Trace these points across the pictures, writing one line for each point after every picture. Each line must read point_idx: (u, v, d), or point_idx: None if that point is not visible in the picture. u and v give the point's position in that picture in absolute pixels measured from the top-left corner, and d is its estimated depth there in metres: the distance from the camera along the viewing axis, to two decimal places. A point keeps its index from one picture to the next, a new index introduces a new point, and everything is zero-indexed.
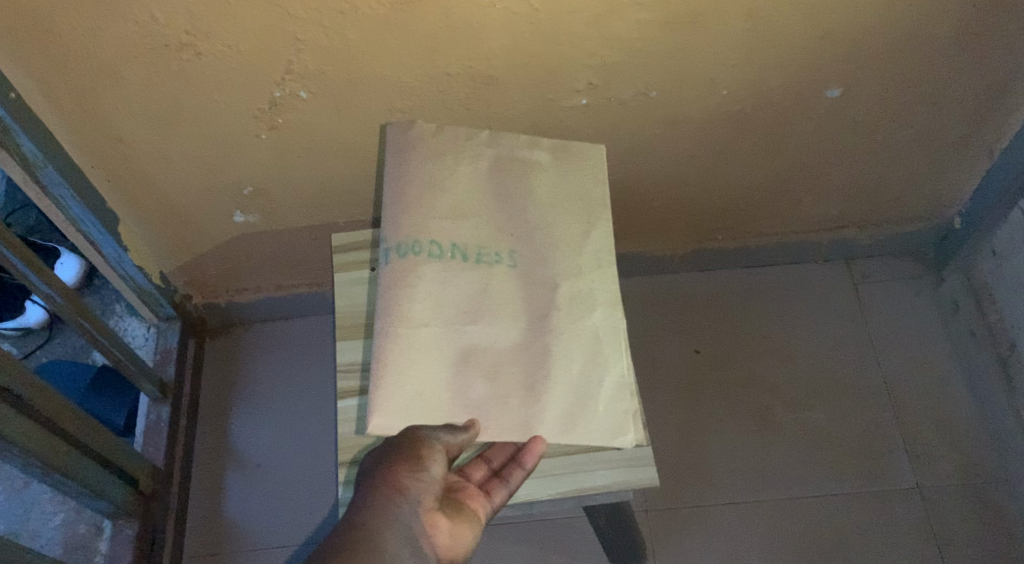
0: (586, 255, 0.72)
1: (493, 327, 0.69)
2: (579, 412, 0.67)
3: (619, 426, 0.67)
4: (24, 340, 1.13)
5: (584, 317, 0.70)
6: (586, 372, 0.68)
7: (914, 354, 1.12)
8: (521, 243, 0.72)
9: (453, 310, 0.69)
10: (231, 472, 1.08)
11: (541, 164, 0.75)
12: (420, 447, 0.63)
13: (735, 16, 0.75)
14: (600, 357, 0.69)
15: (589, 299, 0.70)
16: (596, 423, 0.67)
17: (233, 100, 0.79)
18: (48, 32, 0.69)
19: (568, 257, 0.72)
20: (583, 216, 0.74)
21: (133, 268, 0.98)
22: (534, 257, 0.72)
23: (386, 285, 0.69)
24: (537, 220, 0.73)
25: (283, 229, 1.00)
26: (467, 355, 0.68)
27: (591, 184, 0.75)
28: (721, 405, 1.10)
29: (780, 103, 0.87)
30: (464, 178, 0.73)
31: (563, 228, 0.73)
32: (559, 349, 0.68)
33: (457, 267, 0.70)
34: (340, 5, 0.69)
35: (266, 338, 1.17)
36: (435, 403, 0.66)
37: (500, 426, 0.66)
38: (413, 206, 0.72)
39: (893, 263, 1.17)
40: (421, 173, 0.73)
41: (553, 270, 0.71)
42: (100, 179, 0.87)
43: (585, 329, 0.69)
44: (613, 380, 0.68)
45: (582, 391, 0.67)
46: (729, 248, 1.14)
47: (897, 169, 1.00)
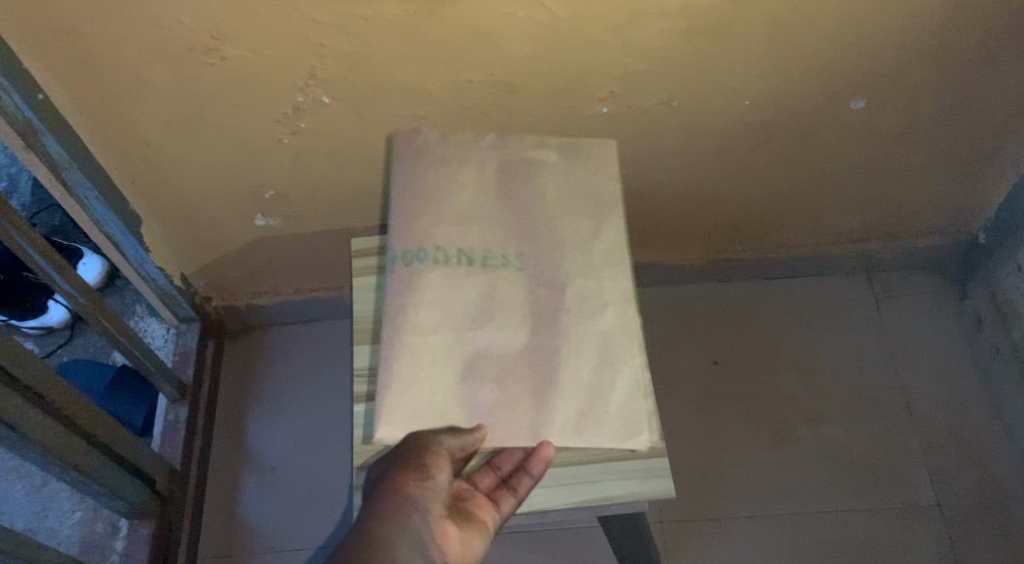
0: (596, 254, 0.72)
1: (504, 331, 0.68)
2: (591, 414, 0.66)
3: (631, 429, 0.66)
4: (47, 339, 1.15)
5: (597, 321, 0.69)
6: (596, 375, 0.67)
7: (936, 370, 1.10)
8: (529, 246, 0.72)
9: (460, 316, 0.69)
10: (246, 473, 1.08)
11: (547, 164, 0.75)
12: (425, 454, 0.63)
13: (760, 26, 0.75)
14: (611, 359, 0.68)
15: (602, 302, 0.70)
16: (607, 425, 0.66)
17: (256, 104, 0.79)
18: (76, 36, 0.70)
19: (582, 261, 0.71)
20: (595, 220, 0.73)
21: (154, 269, 0.99)
22: (548, 261, 0.71)
23: (393, 293, 0.69)
24: (551, 224, 0.73)
25: (303, 233, 1.00)
26: (473, 361, 0.67)
27: (604, 189, 0.75)
28: (738, 417, 1.09)
29: (803, 114, 0.87)
30: (470, 184, 0.74)
31: (575, 232, 0.73)
32: (570, 351, 0.68)
33: (464, 271, 0.70)
34: (363, 11, 0.70)
35: (283, 342, 1.17)
36: (443, 409, 0.65)
37: (509, 431, 0.65)
38: (423, 214, 0.72)
39: (915, 277, 1.16)
40: (430, 182, 0.74)
41: (564, 274, 0.71)
42: (124, 181, 0.88)
43: (596, 333, 0.69)
44: (625, 381, 0.67)
45: (593, 394, 0.67)
46: (749, 259, 1.13)
47: (922, 182, 0.99)
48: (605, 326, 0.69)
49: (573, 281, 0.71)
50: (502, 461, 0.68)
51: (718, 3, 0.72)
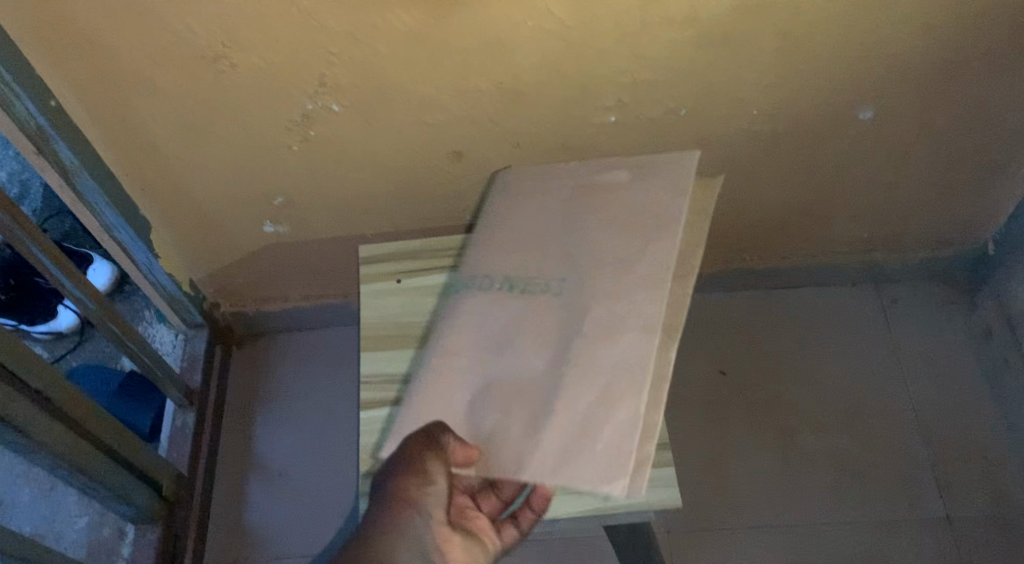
0: (634, 273, 0.66)
1: (529, 354, 0.66)
2: (577, 455, 0.58)
3: (610, 473, 0.57)
4: (56, 344, 1.15)
5: (623, 347, 0.62)
6: (596, 406, 0.60)
7: (945, 381, 1.10)
8: (569, 271, 0.70)
9: (490, 342, 0.69)
10: (252, 479, 1.09)
11: (599, 187, 0.75)
12: (426, 460, 0.62)
13: (768, 35, 0.75)
14: (620, 390, 0.60)
15: (629, 324, 0.63)
16: (590, 467, 0.58)
17: (266, 111, 0.80)
18: (89, 42, 0.71)
19: (627, 281, 0.66)
20: (640, 244, 0.68)
21: (163, 275, 0.99)
22: (589, 284, 0.68)
23: (443, 318, 0.74)
24: (602, 252, 0.70)
25: (311, 239, 1.01)
26: (492, 386, 0.66)
27: (665, 212, 0.69)
28: (746, 427, 1.09)
29: (811, 123, 0.87)
30: (534, 214, 0.77)
31: (625, 255, 0.68)
32: (586, 377, 0.61)
33: (502, 297, 0.71)
34: (373, 19, 0.70)
35: (292, 348, 1.18)
36: (464, 428, 0.65)
37: (495, 464, 0.61)
38: (482, 244, 0.77)
39: (924, 288, 1.16)
40: (497, 214, 0.79)
41: (602, 296, 0.66)
42: (134, 187, 0.89)
43: (620, 354, 0.61)
44: (620, 417, 0.58)
45: (588, 431, 0.59)
46: (757, 269, 1.13)
47: (930, 192, 0.99)
48: (629, 350, 0.61)
49: (605, 303, 0.65)
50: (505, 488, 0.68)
51: (726, 13, 0.72)
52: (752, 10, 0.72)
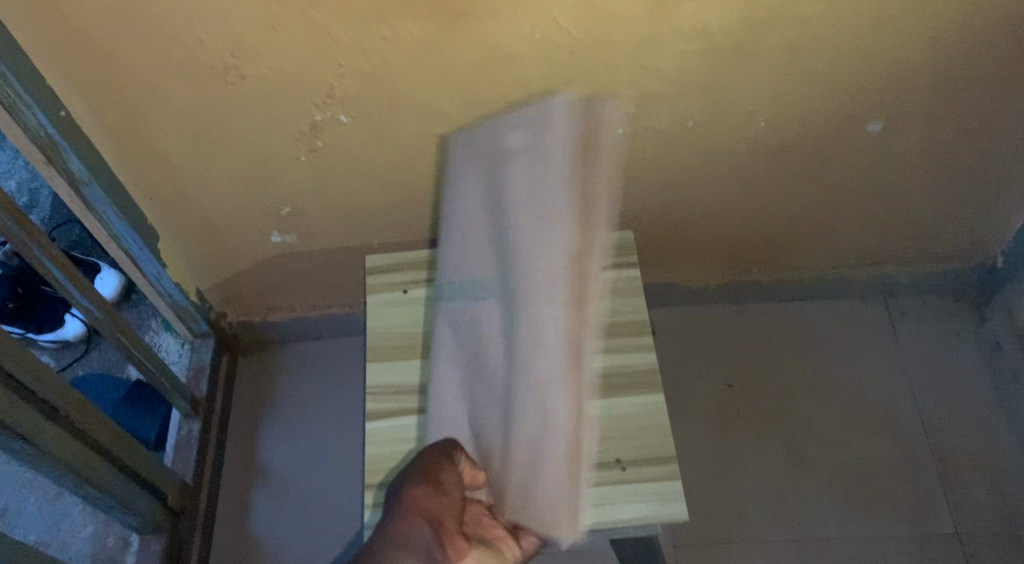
0: (558, 291, 0.68)
1: (491, 376, 0.72)
2: (534, 474, 0.66)
3: (563, 508, 0.65)
4: (63, 353, 1.16)
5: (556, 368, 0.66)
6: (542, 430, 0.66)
7: (954, 396, 1.09)
8: (510, 279, 0.73)
9: (462, 357, 0.75)
10: (257, 490, 1.08)
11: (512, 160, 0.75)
12: (436, 473, 0.65)
13: (776, 47, 0.75)
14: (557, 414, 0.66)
15: (559, 347, 0.67)
16: (542, 506, 0.65)
17: (275, 122, 0.80)
18: (100, 53, 0.71)
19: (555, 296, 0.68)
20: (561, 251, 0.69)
21: (170, 284, 1.00)
22: (527, 291, 0.70)
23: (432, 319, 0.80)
24: (535, 252, 0.71)
25: (318, 249, 1.01)
26: (468, 402, 0.74)
27: (579, 207, 0.70)
28: (753, 440, 1.08)
29: (819, 136, 0.87)
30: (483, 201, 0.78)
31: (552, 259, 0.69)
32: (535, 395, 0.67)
33: (467, 308, 0.76)
34: (382, 31, 0.71)
35: (298, 358, 1.18)
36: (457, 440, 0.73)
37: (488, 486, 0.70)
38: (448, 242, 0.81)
39: (932, 301, 1.15)
40: (457, 199, 0.81)
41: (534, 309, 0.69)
42: (143, 197, 0.89)
43: (557, 379, 0.66)
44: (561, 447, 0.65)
45: (541, 451, 0.66)
46: (764, 281, 1.13)
47: (939, 205, 0.98)
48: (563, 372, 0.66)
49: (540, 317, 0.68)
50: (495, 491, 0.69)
51: (734, 26, 0.72)
52: (760, 23, 0.72)
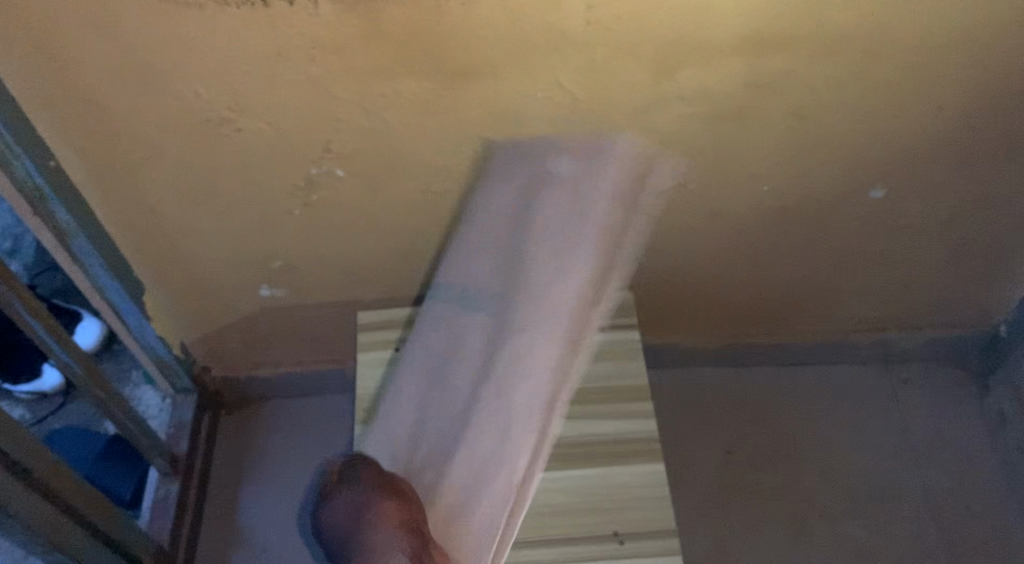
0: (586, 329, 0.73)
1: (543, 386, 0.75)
2: (449, 458, 0.73)
3: (512, 500, 0.71)
4: (38, 405, 1.11)
5: (458, 355, 0.78)
6: (508, 433, 0.73)
7: (959, 468, 1.07)
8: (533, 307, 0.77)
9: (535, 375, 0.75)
10: (235, 554, 1.04)
11: (601, 196, 0.78)
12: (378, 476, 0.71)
13: (781, 113, 0.74)
14: (485, 397, 0.75)
15: (496, 340, 0.77)
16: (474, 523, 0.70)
17: (270, 174, 0.78)
18: (93, 103, 0.69)
19: (531, 301, 0.77)
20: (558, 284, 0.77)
21: (154, 338, 0.97)
22: (470, 295, 0.81)
23: (428, 321, 0.81)
24: (542, 267, 0.78)
25: (309, 304, 0.99)
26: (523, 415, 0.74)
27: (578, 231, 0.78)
28: (753, 512, 1.05)
29: (822, 201, 0.86)
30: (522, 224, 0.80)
31: (576, 295, 0.77)
32: (434, 378, 0.78)
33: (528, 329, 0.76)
34: (383, 89, 0.69)
35: (282, 417, 1.14)
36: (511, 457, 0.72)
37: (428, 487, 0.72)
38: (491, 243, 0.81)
39: (935, 368, 1.14)
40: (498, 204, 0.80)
41: (452, 303, 0.82)
42: (130, 249, 0.86)
43: (498, 370, 0.76)
44: (529, 448, 0.73)
45: (460, 430, 0.74)
46: (763, 345, 1.10)
47: (941, 271, 0.98)
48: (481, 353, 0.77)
49: (447, 308, 0.82)
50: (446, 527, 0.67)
51: (737, 91, 0.72)
52: (765, 88, 0.72)
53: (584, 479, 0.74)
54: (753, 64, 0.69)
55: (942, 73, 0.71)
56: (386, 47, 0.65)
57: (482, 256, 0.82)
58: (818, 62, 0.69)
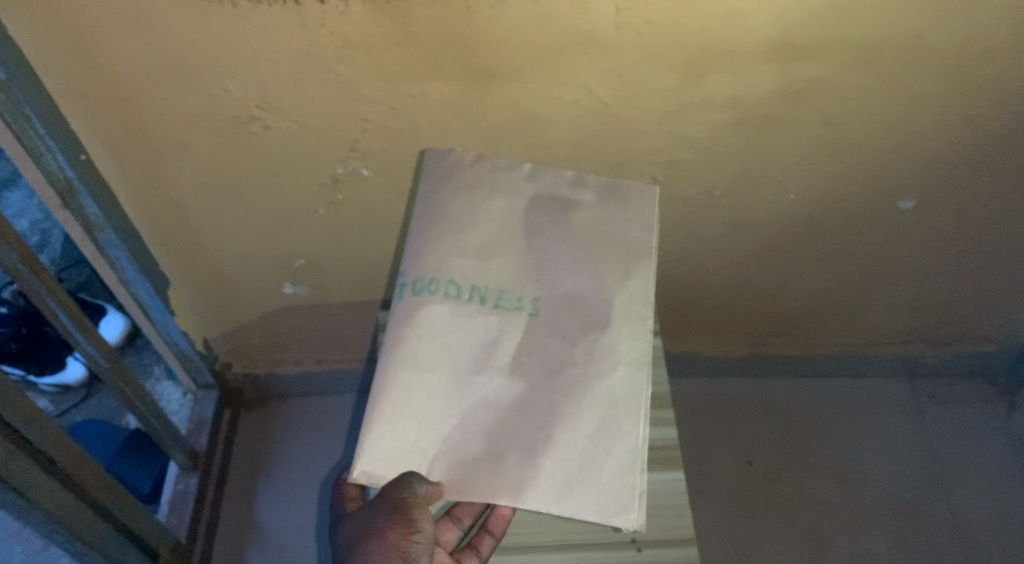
0: (620, 305, 0.70)
1: (602, 367, 0.68)
2: (522, 470, 0.66)
3: (621, 505, 0.65)
4: (62, 398, 1.13)
5: (476, 356, 0.68)
6: (592, 438, 0.66)
7: (983, 486, 1.05)
8: (545, 290, 0.70)
9: (560, 357, 0.68)
10: (252, 551, 1.04)
11: (583, 203, 0.72)
12: (398, 495, 0.64)
13: (810, 121, 0.74)
14: (538, 404, 0.67)
15: (527, 338, 0.68)
16: (586, 502, 0.65)
17: (296, 173, 0.79)
18: (125, 98, 0.70)
19: (562, 296, 0.70)
20: (563, 266, 0.70)
21: (178, 334, 0.98)
22: (469, 288, 0.69)
23: (397, 323, 0.68)
24: (552, 259, 0.70)
25: (331, 303, 0.99)
26: (581, 396, 0.67)
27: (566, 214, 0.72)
28: (772, 524, 1.04)
29: (850, 212, 0.85)
30: (496, 210, 0.71)
31: (610, 292, 0.70)
32: (455, 383, 0.67)
33: (523, 319, 0.69)
34: (411, 90, 0.70)
35: (301, 416, 1.14)
36: (588, 445, 0.66)
37: (492, 487, 0.66)
38: (459, 226, 0.70)
39: (960, 384, 1.12)
40: (462, 197, 0.71)
41: (448, 299, 0.69)
42: (156, 244, 0.87)
43: (539, 372, 0.68)
44: (626, 450, 0.66)
45: (523, 439, 0.66)
46: (787, 356, 1.09)
47: (970, 284, 0.96)
48: (515, 355, 0.68)
49: (442, 304, 0.69)
50: (497, 524, 0.71)
51: (766, 98, 0.71)
52: (794, 96, 0.71)
53: None
54: (783, 71, 0.69)
55: (975, 84, 0.70)
56: (416, 49, 0.66)
57: (472, 243, 0.70)
58: (851, 70, 0.69)
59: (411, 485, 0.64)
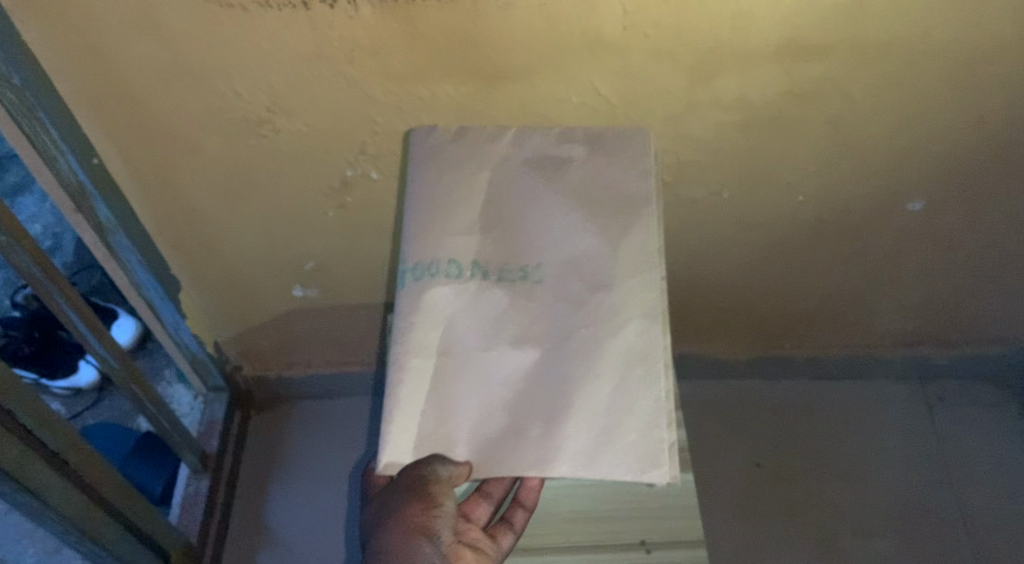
0: (624, 261, 0.69)
1: (612, 324, 0.68)
2: (545, 437, 0.67)
3: (651, 460, 0.66)
4: (74, 401, 1.13)
5: (485, 331, 0.69)
6: (612, 399, 0.67)
7: (998, 489, 1.04)
8: (547, 257, 0.70)
9: (568, 320, 0.69)
10: (262, 553, 1.05)
11: (576, 160, 0.71)
12: (421, 474, 0.66)
13: (817, 122, 0.74)
14: (550, 370, 0.68)
15: (533, 307, 0.69)
16: (614, 463, 0.66)
17: (305, 175, 0.79)
18: (136, 102, 0.71)
19: (564, 261, 0.70)
20: (564, 229, 0.70)
21: (189, 335, 0.98)
22: (470, 265, 0.70)
23: (401, 312, 0.69)
24: (550, 225, 0.70)
25: (339, 305, 0.99)
26: (595, 357, 0.68)
27: (556, 179, 0.71)
28: (783, 527, 1.03)
29: (858, 213, 0.85)
30: (489, 184, 0.71)
31: (611, 250, 0.70)
32: (466, 359, 0.69)
33: (527, 287, 0.69)
34: (419, 92, 0.70)
35: (307, 418, 1.15)
36: (608, 404, 0.67)
37: (517, 458, 0.67)
38: (457, 207, 0.71)
39: (971, 386, 1.12)
40: (455, 175, 0.71)
41: (449, 280, 0.70)
42: (167, 247, 0.88)
43: (548, 340, 0.69)
44: (647, 406, 0.67)
45: (540, 406, 0.67)
46: (795, 357, 1.09)
47: (981, 286, 0.96)
48: (522, 324, 0.69)
49: (444, 286, 0.70)
50: (528, 496, 0.72)
51: (775, 99, 0.71)
52: (801, 97, 0.71)
53: (613, 487, 0.74)
54: (791, 72, 0.69)
55: (983, 85, 0.70)
56: (424, 51, 0.66)
57: (472, 219, 0.71)
58: (859, 71, 0.69)
59: (432, 465, 0.66)
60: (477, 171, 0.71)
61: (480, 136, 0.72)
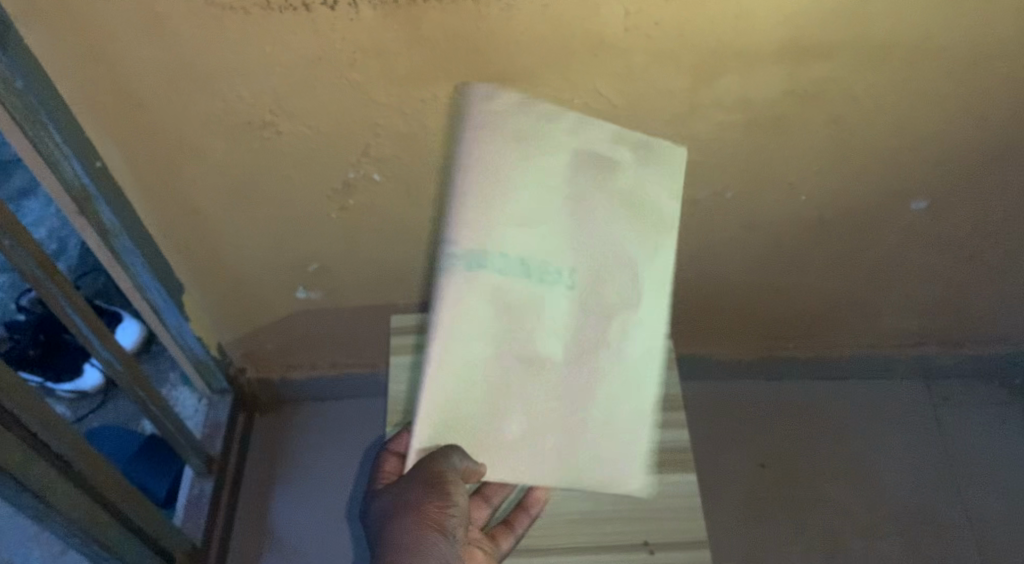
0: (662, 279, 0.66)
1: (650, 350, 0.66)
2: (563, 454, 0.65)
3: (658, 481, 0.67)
4: (79, 404, 1.14)
5: (524, 337, 0.64)
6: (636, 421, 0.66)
7: (1002, 489, 1.04)
8: (592, 261, 0.64)
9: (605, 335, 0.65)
10: (268, 553, 1.05)
11: (626, 160, 0.65)
12: (438, 468, 0.62)
13: (819, 122, 0.74)
14: (582, 386, 0.65)
15: (573, 317, 0.64)
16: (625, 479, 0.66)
17: (308, 177, 0.80)
18: (140, 105, 0.71)
19: (611, 269, 0.65)
20: (614, 234, 0.65)
21: (192, 338, 0.98)
22: (518, 260, 0.62)
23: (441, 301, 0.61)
24: (602, 226, 0.65)
25: (343, 307, 1.00)
26: (626, 377, 0.65)
27: (610, 174, 0.65)
28: (787, 528, 1.03)
29: (861, 213, 0.85)
30: (545, 169, 0.63)
31: (658, 263, 0.66)
32: (502, 365, 0.63)
33: (573, 295, 0.64)
34: (422, 94, 0.70)
35: (311, 418, 1.15)
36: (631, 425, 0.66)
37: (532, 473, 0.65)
38: (505, 191, 0.62)
39: (976, 386, 1.11)
40: (507, 153, 0.62)
41: (495, 275, 0.62)
42: (171, 250, 0.88)
43: (585, 354, 0.65)
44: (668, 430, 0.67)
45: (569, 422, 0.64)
46: (800, 357, 1.09)
47: (986, 285, 0.96)
48: (562, 335, 0.64)
49: (489, 280, 0.62)
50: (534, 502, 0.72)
51: (778, 99, 0.71)
52: (803, 97, 0.71)
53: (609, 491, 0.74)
54: (794, 72, 0.69)
55: (987, 84, 0.70)
56: (426, 53, 0.66)
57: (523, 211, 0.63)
58: (862, 70, 0.69)
59: (449, 459, 0.62)
60: (531, 154, 0.63)
61: (538, 112, 0.63)
